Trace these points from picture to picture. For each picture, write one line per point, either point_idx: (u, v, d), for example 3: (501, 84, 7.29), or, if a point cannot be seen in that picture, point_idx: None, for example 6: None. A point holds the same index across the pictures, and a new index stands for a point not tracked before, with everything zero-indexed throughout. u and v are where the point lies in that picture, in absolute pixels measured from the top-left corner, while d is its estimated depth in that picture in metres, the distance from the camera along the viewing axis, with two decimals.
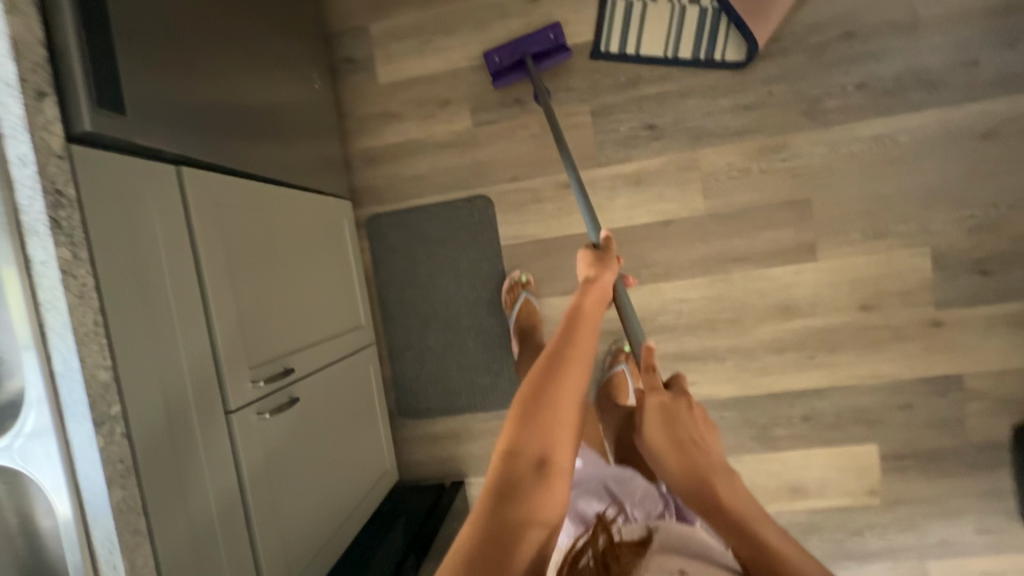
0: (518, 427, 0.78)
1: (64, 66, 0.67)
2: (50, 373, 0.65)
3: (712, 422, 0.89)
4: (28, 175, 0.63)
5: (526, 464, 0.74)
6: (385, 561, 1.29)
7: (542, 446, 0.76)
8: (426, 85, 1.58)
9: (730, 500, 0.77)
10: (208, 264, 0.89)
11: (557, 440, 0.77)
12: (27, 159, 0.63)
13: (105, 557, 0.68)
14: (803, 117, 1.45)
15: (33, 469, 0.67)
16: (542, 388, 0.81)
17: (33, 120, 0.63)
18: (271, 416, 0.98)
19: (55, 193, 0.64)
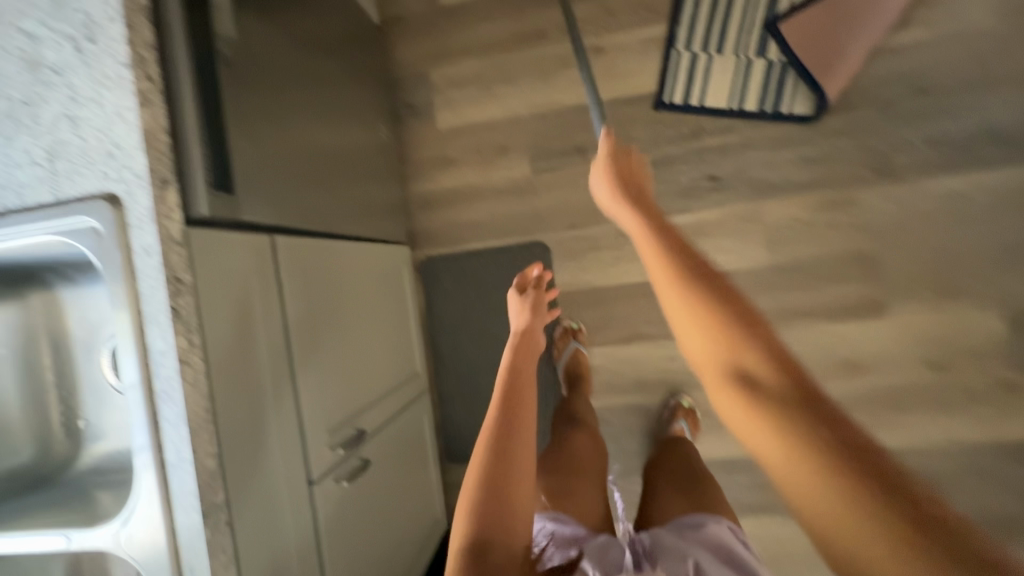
0: (478, 470, 0.76)
1: (186, 153, 0.68)
2: (161, 461, 0.65)
3: (738, 299, 0.62)
4: (152, 264, 0.63)
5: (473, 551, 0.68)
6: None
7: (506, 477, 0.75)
8: (485, 131, 1.59)
9: (769, 442, 0.53)
10: (295, 332, 0.88)
11: (512, 521, 0.72)
12: (153, 250, 0.63)
13: None
14: (872, 171, 1.43)
15: (139, 556, 0.67)
16: (502, 451, 0.77)
17: (159, 210, 0.63)
18: (347, 482, 0.97)
19: (176, 281, 0.64)
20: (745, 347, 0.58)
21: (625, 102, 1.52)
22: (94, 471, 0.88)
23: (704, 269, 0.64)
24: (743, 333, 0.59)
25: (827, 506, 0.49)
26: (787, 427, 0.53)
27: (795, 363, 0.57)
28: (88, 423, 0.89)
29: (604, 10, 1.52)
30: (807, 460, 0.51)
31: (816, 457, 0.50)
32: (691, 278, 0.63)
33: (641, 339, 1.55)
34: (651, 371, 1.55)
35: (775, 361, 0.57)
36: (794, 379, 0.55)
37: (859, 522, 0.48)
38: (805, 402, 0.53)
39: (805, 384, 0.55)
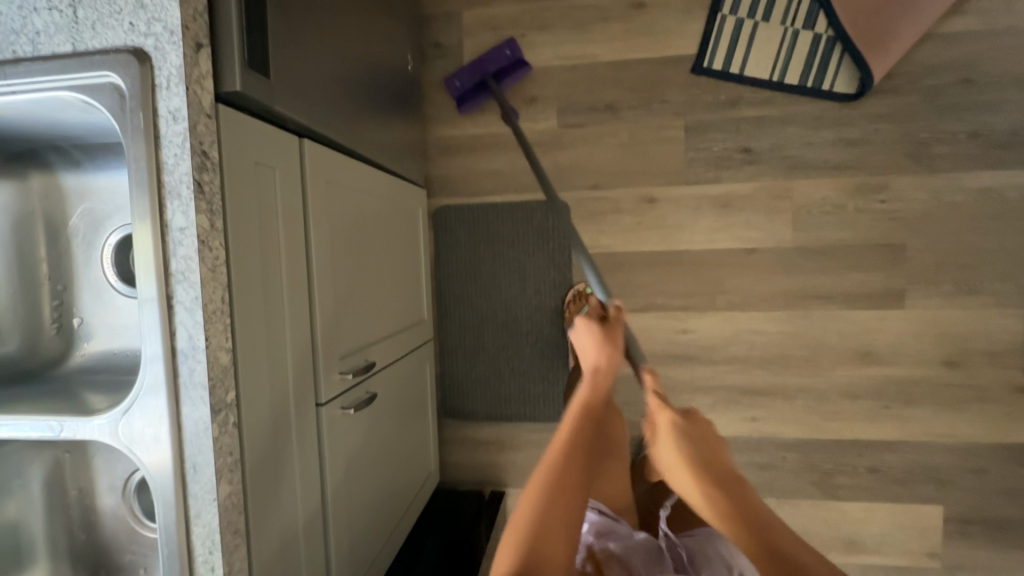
0: (541, 494, 0.69)
1: (221, 19, 0.61)
2: (171, 350, 0.59)
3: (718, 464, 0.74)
4: (177, 130, 0.57)
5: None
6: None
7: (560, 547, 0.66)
8: (514, 79, 1.52)
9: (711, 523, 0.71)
10: (316, 246, 0.83)
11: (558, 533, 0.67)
12: (180, 114, 0.57)
13: (203, 554, 0.62)
14: (908, 158, 1.39)
15: (139, 449, 0.61)
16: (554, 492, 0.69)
17: (191, 73, 0.58)
18: (355, 412, 0.93)
19: (202, 155, 0.59)
20: (717, 491, 0.70)
21: (661, 62, 1.47)
22: (86, 371, 0.82)
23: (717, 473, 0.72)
24: (723, 482, 0.71)
25: (823, 570, 0.65)
26: (728, 521, 0.69)
27: (774, 529, 0.68)
28: (82, 320, 0.83)
29: None
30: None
31: (776, 559, 0.65)
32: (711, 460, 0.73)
33: (654, 309, 1.52)
34: (661, 343, 1.52)
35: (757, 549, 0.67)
36: (751, 516, 0.69)
37: (812, 568, 0.65)
38: (711, 479, 0.71)
39: (745, 503, 0.70)
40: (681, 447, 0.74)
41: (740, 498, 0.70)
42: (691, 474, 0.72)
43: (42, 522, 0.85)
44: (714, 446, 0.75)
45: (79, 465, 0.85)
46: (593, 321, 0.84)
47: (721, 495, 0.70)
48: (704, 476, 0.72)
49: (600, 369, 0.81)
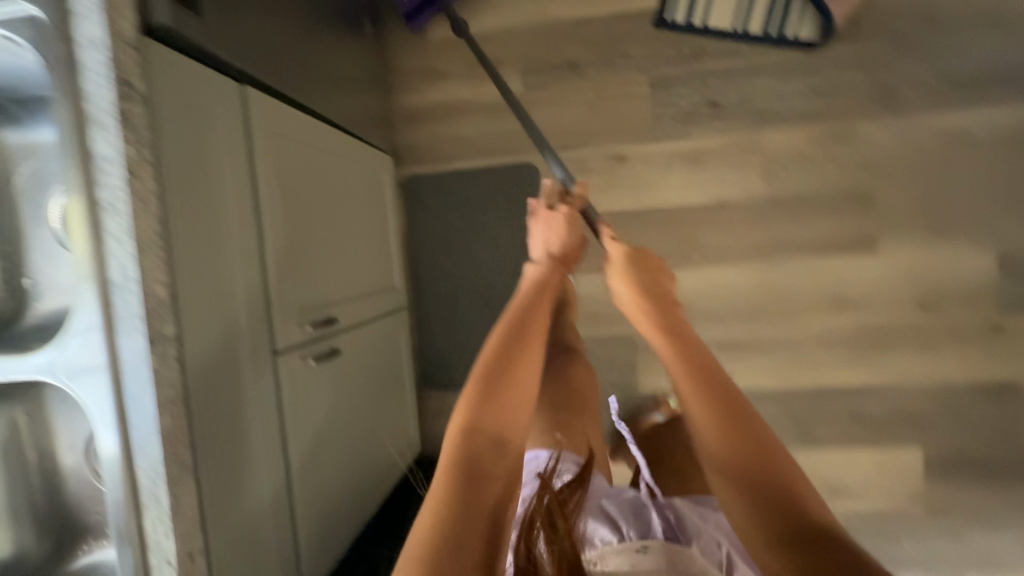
0: (474, 391, 0.83)
1: None
2: (103, 282, 0.59)
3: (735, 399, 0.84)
4: (97, 58, 0.57)
5: (485, 439, 0.79)
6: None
7: (500, 466, 0.77)
8: (477, 43, 1.52)
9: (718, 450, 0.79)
10: (265, 194, 0.82)
11: (510, 411, 0.83)
12: (99, 41, 0.57)
13: (148, 489, 0.62)
14: (874, 103, 1.39)
15: (79, 382, 0.61)
16: (502, 363, 0.87)
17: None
18: (316, 362, 0.93)
19: (126, 83, 0.58)
20: (711, 396, 0.84)
21: (623, 18, 1.46)
22: (37, 330, 0.81)
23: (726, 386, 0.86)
24: (737, 412, 0.82)
25: (803, 496, 0.74)
26: (721, 430, 0.80)
27: (772, 462, 0.77)
28: (33, 281, 0.82)
29: None
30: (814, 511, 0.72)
31: (758, 470, 0.76)
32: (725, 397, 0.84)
33: None
34: None
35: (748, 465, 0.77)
36: (742, 433, 0.80)
37: (782, 483, 0.75)
38: (723, 407, 0.83)
39: (738, 417, 0.82)
40: (698, 379, 0.86)
41: (733, 419, 0.81)
42: (703, 401, 0.84)
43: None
44: (721, 385, 0.86)
45: (35, 426, 0.84)
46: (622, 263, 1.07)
47: (720, 413, 0.82)
48: (727, 417, 0.82)
49: (552, 260, 1.06)
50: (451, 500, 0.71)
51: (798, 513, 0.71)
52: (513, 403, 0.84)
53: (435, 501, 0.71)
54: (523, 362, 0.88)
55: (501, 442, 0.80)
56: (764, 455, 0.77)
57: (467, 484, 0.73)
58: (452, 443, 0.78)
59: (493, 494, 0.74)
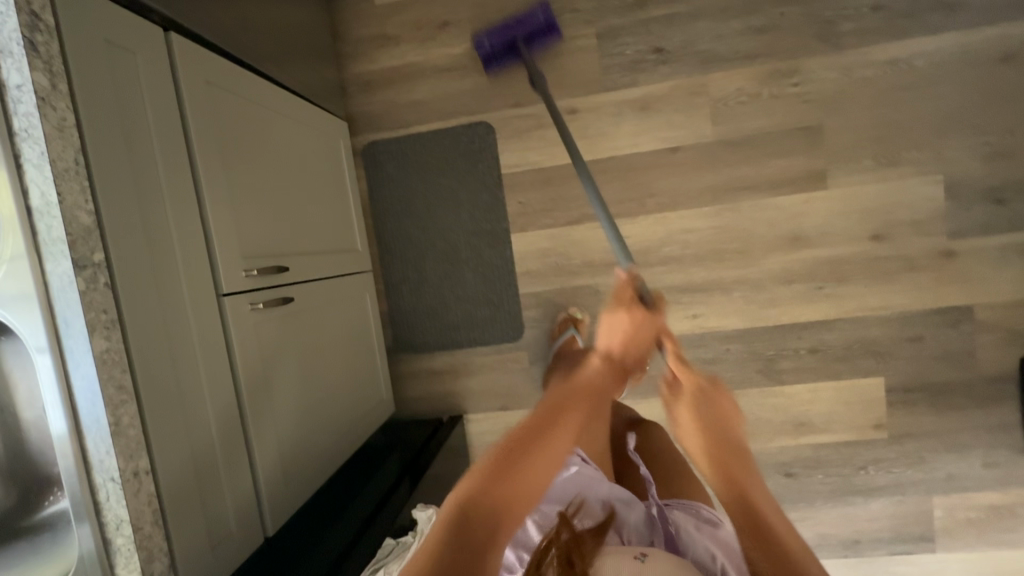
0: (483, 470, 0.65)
1: None
2: (27, 209, 0.62)
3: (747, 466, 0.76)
4: None
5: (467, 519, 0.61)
6: (389, 470, 1.25)
7: (548, 454, 0.67)
8: (425, 7, 1.54)
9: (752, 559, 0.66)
10: (197, 138, 0.84)
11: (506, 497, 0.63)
12: None
13: (86, 408, 0.64)
14: (815, 39, 1.41)
15: (11, 309, 0.64)
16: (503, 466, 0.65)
17: None
18: (265, 308, 0.95)
19: (32, 15, 0.60)
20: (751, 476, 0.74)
21: None
22: None
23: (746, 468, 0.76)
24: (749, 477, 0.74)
25: (776, 515, 0.69)
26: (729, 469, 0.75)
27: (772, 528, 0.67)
28: None
29: None
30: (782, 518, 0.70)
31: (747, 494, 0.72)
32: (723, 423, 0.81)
33: (587, 220, 1.54)
34: (596, 252, 1.55)
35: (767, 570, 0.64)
36: (729, 452, 0.77)
37: (772, 511, 0.70)
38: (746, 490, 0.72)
39: (736, 457, 0.77)
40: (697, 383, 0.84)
41: (730, 458, 0.76)
42: (703, 440, 0.80)
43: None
44: (719, 401, 0.84)
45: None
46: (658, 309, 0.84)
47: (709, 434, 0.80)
48: (717, 452, 0.77)
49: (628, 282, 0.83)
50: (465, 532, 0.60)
51: (781, 521, 0.69)
52: (568, 423, 0.70)
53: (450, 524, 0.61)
54: (567, 387, 0.72)
55: (515, 471, 0.65)
56: (754, 489, 0.72)
57: (497, 487, 0.63)
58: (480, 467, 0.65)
59: (517, 517, 0.65)
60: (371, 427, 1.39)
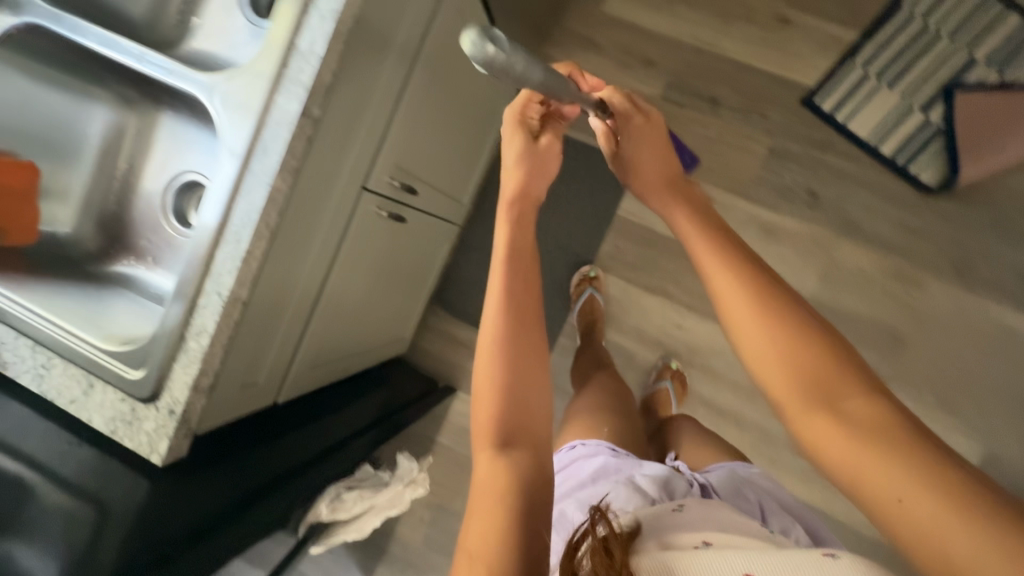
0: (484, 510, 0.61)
1: None
2: (290, 45, 0.66)
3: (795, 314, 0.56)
4: None
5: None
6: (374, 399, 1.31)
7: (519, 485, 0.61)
8: (642, 38, 1.58)
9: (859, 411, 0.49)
10: (425, 53, 0.89)
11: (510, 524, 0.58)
12: None
13: (235, 228, 0.68)
14: (950, 266, 1.45)
15: (225, 115, 0.68)
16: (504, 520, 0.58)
17: None
18: (385, 217, 1.01)
19: None
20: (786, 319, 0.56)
21: (779, 82, 1.52)
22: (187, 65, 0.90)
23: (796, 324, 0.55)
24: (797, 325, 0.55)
25: (956, 556, 0.40)
26: (851, 438, 0.47)
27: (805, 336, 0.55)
28: (203, 24, 0.91)
29: None
30: (988, 497, 0.41)
31: (891, 439, 0.46)
32: (777, 290, 0.58)
33: (662, 295, 1.59)
34: (653, 326, 1.59)
35: (859, 388, 0.50)
36: (797, 342, 0.54)
37: (895, 484, 0.44)
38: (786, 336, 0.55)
39: (831, 361, 0.52)
40: (743, 287, 0.58)
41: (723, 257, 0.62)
42: (778, 374, 0.53)
43: (82, 186, 0.93)
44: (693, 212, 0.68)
45: (138, 141, 0.92)
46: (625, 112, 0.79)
47: (789, 357, 0.53)
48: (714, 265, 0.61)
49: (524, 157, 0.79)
50: (514, 379, 0.67)
51: (973, 498, 0.41)
52: (517, 342, 0.69)
53: (481, 419, 0.66)
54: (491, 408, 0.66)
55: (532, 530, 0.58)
56: (841, 357, 0.53)
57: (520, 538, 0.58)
58: (490, 327, 0.69)
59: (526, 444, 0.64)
60: (380, 357, 1.45)
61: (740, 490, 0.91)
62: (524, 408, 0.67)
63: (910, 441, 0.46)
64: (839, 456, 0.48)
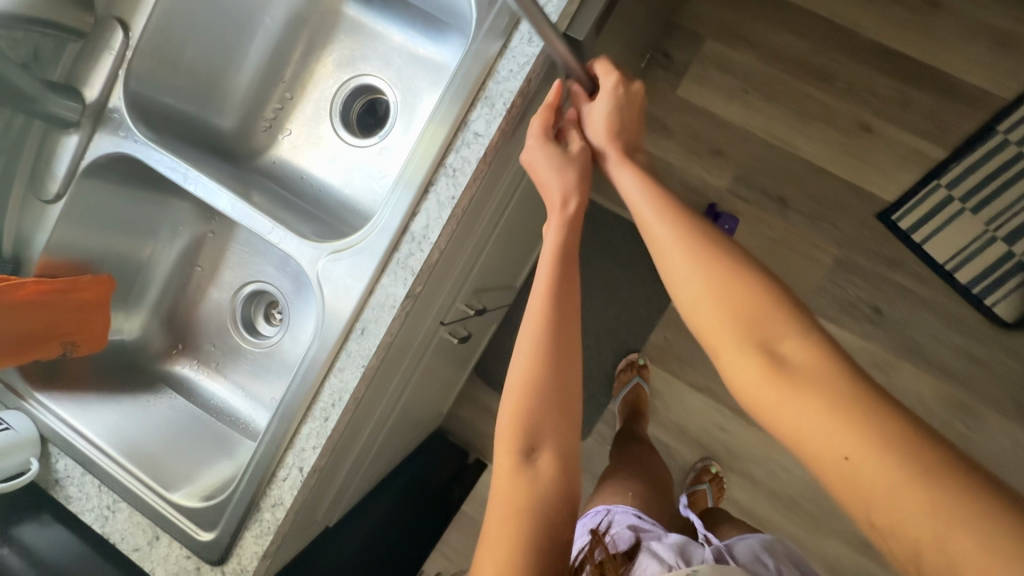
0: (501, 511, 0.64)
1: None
2: (403, 227, 0.64)
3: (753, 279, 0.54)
4: (517, 62, 0.61)
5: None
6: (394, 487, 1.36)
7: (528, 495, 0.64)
8: (715, 127, 1.52)
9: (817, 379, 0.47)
10: (518, 193, 0.86)
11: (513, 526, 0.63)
12: (528, 58, 0.60)
13: (324, 405, 0.67)
14: (1015, 405, 1.39)
15: (326, 287, 0.65)
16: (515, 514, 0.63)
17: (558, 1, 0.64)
18: (455, 340, 0.97)
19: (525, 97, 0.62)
20: (754, 290, 0.53)
21: (854, 192, 1.46)
22: (269, 178, 0.86)
23: (746, 287, 0.53)
24: (751, 297, 0.53)
25: (913, 518, 0.39)
26: (799, 398, 0.46)
27: (751, 297, 0.53)
28: (290, 135, 0.87)
29: (903, 99, 1.43)
30: (940, 455, 0.41)
31: (843, 402, 0.44)
32: (724, 243, 0.58)
33: (708, 393, 1.55)
34: (693, 423, 1.55)
35: (828, 368, 0.47)
36: (749, 313, 0.52)
37: (845, 442, 0.43)
38: (737, 305, 0.53)
39: (766, 304, 0.52)
40: (700, 257, 0.56)
41: (701, 237, 0.58)
42: (716, 324, 0.53)
43: (157, 291, 0.91)
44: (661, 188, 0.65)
45: (214, 249, 0.90)
46: (613, 83, 0.71)
47: (725, 308, 0.53)
48: (683, 238, 0.59)
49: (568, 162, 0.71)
50: (527, 385, 0.67)
51: (929, 461, 0.40)
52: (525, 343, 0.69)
53: (509, 426, 0.67)
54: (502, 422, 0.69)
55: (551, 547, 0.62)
56: (777, 304, 0.52)
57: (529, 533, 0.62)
58: (527, 354, 0.68)
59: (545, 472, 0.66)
60: (416, 436, 1.43)
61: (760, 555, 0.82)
62: (541, 417, 0.67)
63: (860, 397, 0.44)
64: (781, 412, 0.47)
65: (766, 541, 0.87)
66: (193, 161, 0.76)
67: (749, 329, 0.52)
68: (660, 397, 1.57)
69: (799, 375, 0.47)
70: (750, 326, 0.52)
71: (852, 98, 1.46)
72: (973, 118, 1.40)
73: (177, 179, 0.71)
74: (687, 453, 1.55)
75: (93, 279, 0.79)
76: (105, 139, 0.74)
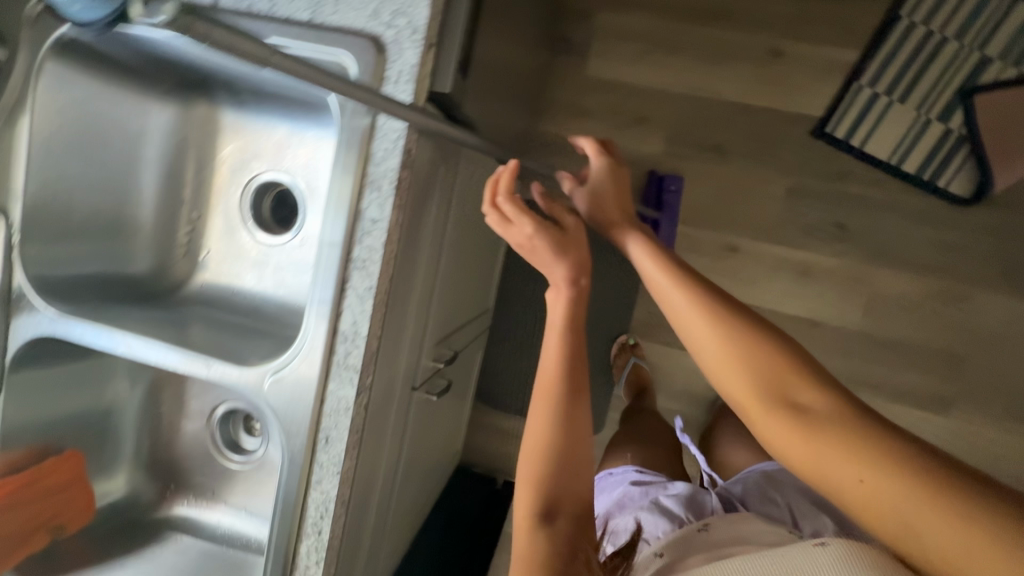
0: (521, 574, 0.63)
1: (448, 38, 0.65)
2: (333, 326, 0.64)
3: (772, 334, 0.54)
4: (389, 139, 0.61)
5: None
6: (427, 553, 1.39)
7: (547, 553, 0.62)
8: (633, 95, 1.51)
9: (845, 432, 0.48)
10: (448, 241, 0.86)
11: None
12: (397, 133, 0.61)
13: (313, 518, 0.67)
14: (998, 276, 1.40)
15: (277, 407, 0.65)
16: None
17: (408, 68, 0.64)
18: (436, 396, 0.96)
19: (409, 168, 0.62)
20: (774, 345, 0.53)
21: (784, 118, 1.46)
22: (202, 302, 0.86)
23: (771, 346, 0.53)
24: (765, 352, 0.53)
25: (938, 542, 0.43)
26: (832, 449, 0.47)
27: (773, 355, 0.53)
28: (209, 254, 0.86)
29: (804, 13, 1.42)
30: (971, 495, 0.42)
31: (868, 447, 0.46)
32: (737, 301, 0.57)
33: None
34: (701, 384, 1.57)
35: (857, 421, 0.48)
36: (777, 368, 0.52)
37: (866, 478, 0.45)
38: (754, 360, 0.53)
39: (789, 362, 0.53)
40: (717, 316, 0.55)
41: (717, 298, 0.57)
42: (744, 382, 0.53)
43: (132, 443, 0.90)
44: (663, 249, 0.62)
45: (174, 386, 0.90)
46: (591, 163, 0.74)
47: (747, 368, 0.53)
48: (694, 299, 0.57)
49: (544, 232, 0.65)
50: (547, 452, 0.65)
51: (960, 498, 0.42)
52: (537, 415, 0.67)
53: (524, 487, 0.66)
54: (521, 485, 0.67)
55: None
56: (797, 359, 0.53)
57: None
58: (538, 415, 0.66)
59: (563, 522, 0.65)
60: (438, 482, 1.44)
61: (767, 488, 0.84)
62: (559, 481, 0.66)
63: (879, 440, 0.47)
64: (803, 459, 0.49)
65: (771, 475, 0.89)
66: (118, 317, 0.76)
67: (772, 384, 0.52)
68: (662, 369, 1.58)
69: (833, 429, 0.48)
70: (779, 387, 0.52)
71: (754, 27, 1.44)
72: (877, 11, 1.39)
73: (106, 346, 0.71)
74: (704, 415, 1.56)
75: (59, 459, 0.80)
76: (25, 323, 0.74)
